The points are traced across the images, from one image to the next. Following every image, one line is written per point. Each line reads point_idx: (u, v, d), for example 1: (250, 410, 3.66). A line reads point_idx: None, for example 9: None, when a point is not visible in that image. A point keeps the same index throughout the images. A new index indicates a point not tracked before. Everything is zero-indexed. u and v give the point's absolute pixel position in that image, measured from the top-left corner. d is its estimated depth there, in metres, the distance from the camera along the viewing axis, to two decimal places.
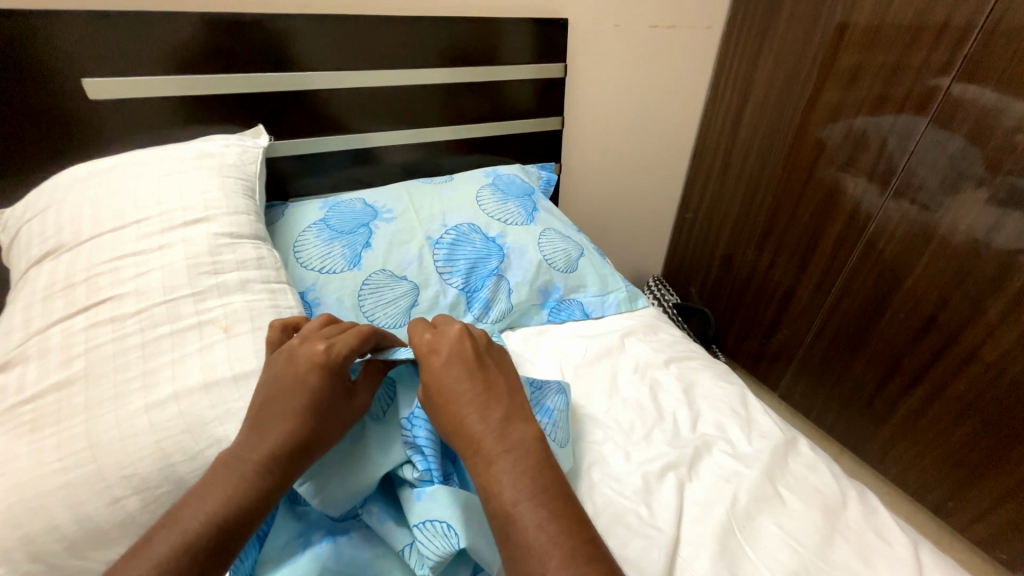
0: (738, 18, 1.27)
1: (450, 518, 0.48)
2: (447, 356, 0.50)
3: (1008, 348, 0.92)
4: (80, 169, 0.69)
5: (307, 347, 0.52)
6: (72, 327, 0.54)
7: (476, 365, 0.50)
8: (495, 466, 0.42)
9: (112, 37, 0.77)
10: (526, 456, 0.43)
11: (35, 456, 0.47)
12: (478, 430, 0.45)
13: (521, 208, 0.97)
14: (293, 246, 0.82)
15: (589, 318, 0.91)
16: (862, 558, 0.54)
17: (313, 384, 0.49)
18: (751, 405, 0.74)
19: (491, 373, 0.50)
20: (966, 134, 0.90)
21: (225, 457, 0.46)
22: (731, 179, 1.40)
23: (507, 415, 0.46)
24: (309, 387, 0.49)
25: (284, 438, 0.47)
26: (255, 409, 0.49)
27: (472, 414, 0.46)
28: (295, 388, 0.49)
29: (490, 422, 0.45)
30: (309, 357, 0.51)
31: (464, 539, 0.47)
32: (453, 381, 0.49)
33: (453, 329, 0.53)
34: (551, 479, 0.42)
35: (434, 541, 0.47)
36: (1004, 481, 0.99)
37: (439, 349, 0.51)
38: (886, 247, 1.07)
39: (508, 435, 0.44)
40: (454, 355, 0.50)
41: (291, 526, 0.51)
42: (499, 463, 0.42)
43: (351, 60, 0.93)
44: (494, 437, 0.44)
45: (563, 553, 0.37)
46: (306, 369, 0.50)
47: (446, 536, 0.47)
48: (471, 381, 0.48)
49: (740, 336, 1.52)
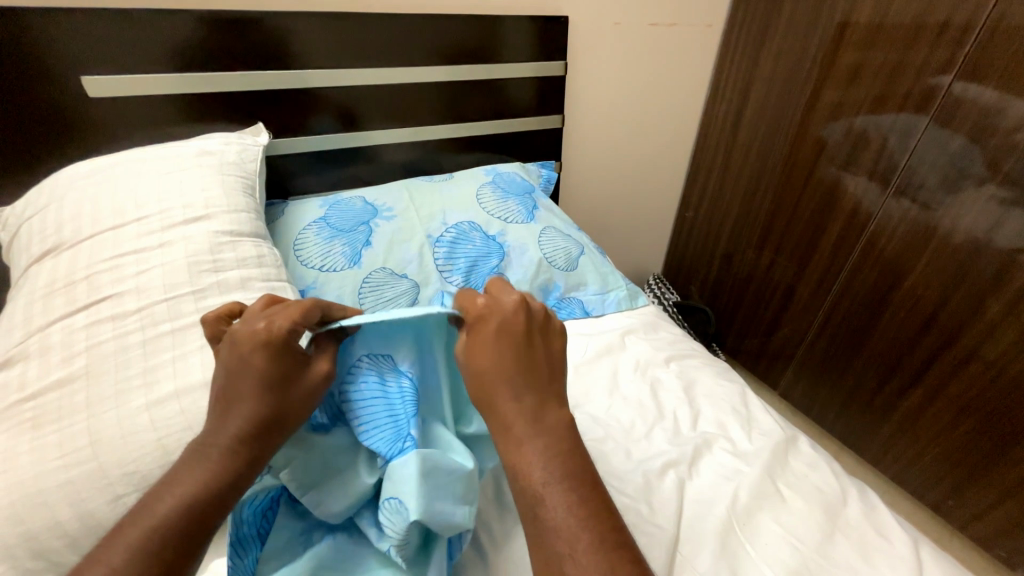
0: (739, 17, 1.27)
1: (401, 493, 0.47)
2: (497, 329, 0.47)
3: (1008, 346, 0.92)
4: (79, 166, 0.69)
5: (248, 327, 0.48)
6: (73, 325, 0.54)
7: (524, 342, 0.47)
8: (528, 445, 0.42)
9: (113, 35, 0.77)
10: (558, 443, 0.42)
11: (37, 453, 0.47)
12: (510, 412, 0.43)
13: (522, 206, 0.97)
14: (293, 244, 0.82)
15: (589, 316, 0.91)
16: (864, 556, 0.54)
17: (258, 365, 0.46)
18: (752, 403, 0.74)
19: (536, 355, 0.47)
20: (967, 133, 0.90)
21: (195, 446, 0.46)
22: (732, 177, 1.40)
23: (543, 402, 0.44)
24: (256, 368, 0.46)
25: (243, 425, 0.45)
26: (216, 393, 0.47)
27: (509, 393, 0.44)
28: (244, 372, 0.47)
29: (525, 404, 0.44)
30: (252, 337, 0.47)
31: (417, 512, 0.45)
32: (496, 356, 0.46)
33: (508, 300, 0.49)
34: (579, 466, 0.41)
35: (392, 518, 0.46)
36: (1004, 479, 0.99)
37: (491, 321, 0.48)
38: (887, 246, 1.07)
39: (542, 420, 0.43)
40: (503, 331, 0.47)
41: (293, 525, 0.51)
42: (530, 444, 0.42)
43: (352, 58, 0.93)
44: (528, 421, 0.43)
45: (578, 545, 0.37)
46: (250, 352, 0.47)
47: (398, 511, 0.46)
48: (513, 360, 0.46)
49: (740, 334, 1.52)
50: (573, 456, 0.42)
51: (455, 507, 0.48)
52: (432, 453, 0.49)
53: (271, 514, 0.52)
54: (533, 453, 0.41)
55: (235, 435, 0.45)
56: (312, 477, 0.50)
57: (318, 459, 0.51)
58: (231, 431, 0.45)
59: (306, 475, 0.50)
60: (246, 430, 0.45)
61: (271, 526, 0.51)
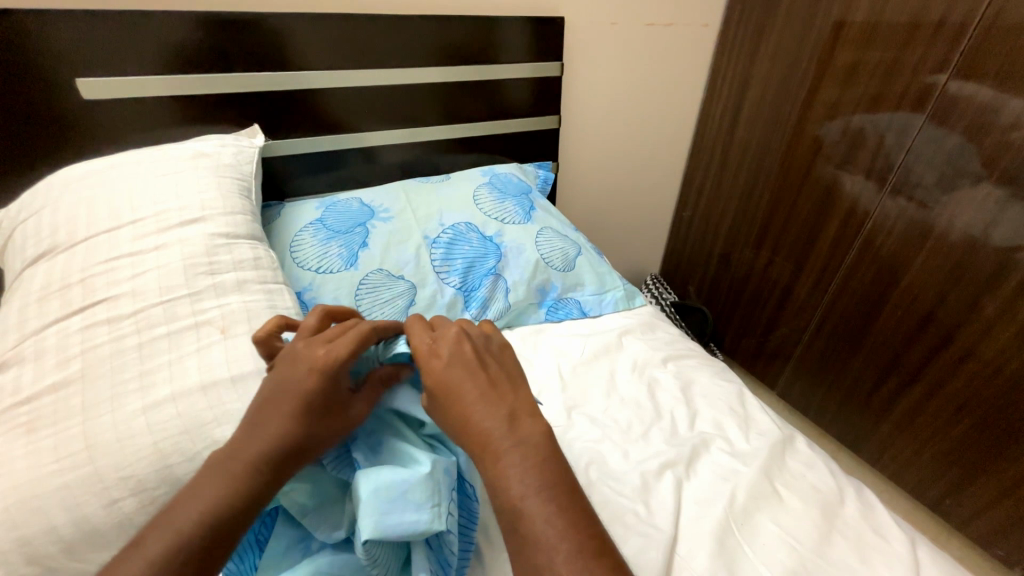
0: (736, 15, 1.27)
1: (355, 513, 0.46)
2: (449, 357, 0.47)
3: (1005, 344, 0.92)
4: (75, 169, 0.68)
5: (310, 350, 0.48)
6: (68, 328, 0.54)
7: (477, 363, 0.47)
8: (502, 461, 0.41)
9: (109, 38, 0.77)
10: (533, 453, 0.41)
11: (33, 457, 0.47)
12: (493, 421, 0.43)
13: (518, 207, 0.97)
14: (290, 246, 0.82)
15: (587, 317, 0.91)
16: (861, 556, 0.54)
17: (308, 387, 0.46)
18: (749, 403, 0.74)
19: (494, 371, 0.48)
20: (963, 131, 0.90)
21: None
22: (730, 175, 1.40)
23: (513, 412, 0.44)
24: (304, 390, 0.46)
25: (263, 440, 0.44)
26: (255, 413, 0.46)
27: (479, 410, 0.44)
28: (290, 393, 0.46)
29: None
30: (310, 361, 0.47)
31: (366, 533, 0.45)
32: (456, 380, 0.46)
33: (451, 330, 0.50)
34: (556, 474, 0.41)
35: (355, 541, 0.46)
36: (1003, 479, 1.00)
37: (439, 352, 0.48)
38: (884, 245, 1.07)
39: (516, 431, 0.42)
40: (455, 356, 0.48)
41: (291, 533, 0.51)
42: (507, 458, 0.41)
43: (347, 60, 0.93)
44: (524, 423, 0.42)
45: (557, 557, 0.36)
46: (306, 375, 0.47)
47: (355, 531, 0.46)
48: (473, 380, 0.46)
49: (738, 333, 1.52)
50: (551, 466, 0.41)
51: (415, 515, 0.47)
52: (378, 471, 0.49)
53: (269, 520, 0.52)
54: (506, 467, 0.41)
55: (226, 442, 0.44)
56: (311, 501, 0.50)
57: (319, 484, 0.52)
58: (258, 449, 0.44)
59: (309, 498, 0.50)
60: (271, 448, 0.44)
61: (270, 532, 0.51)
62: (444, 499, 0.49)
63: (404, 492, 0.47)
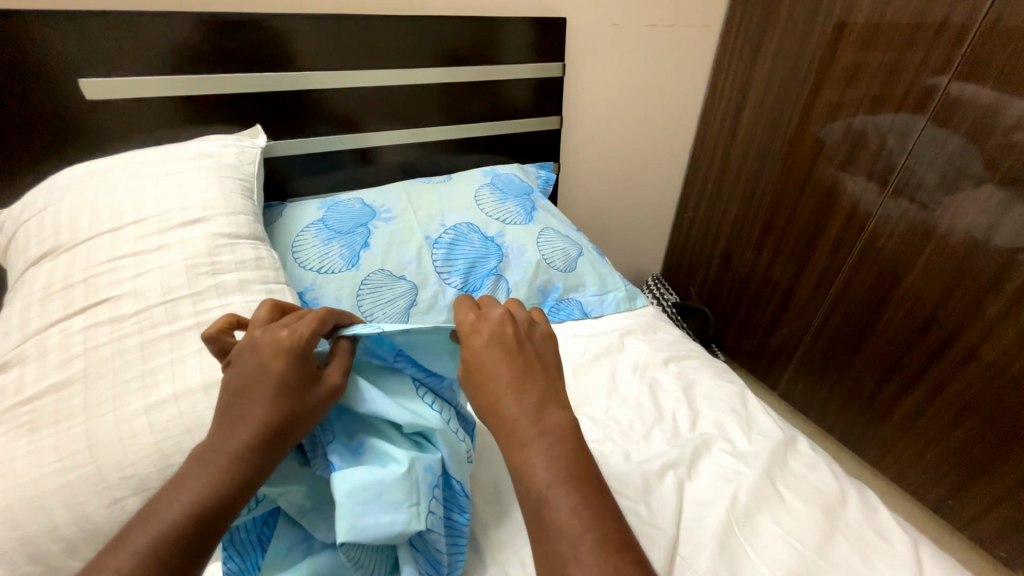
0: (738, 16, 1.27)
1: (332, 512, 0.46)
2: (488, 336, 0.48)
3: (1007, 346, 0.92)
4: (78, 169, 0.68)
5: (270, 335, 0.47)
6: (70, 327, 0.54)
7: (515, 348, 0.48)
8: (505, 460, 0.41)
9: (112, 38, 0.77)
10: (562, 443, 0.41)
11: (35, 456, 0.47)
12: (494, 421, 0.43)
13: (520, 207, 0.97)
14: (292, 246, 0.82)
15: (588, 318, 0.91)
16: (862, 557, 0.54)
17: (278, 368, 0.46)
18: (751, 404, 0.74)
19: (530, 358, 0.47)
20: (964, 133, 0.90)
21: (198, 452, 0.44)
22: (731, 176, 1.40)
23: (543, 401, 0.44)
24: (274, 372, 0.46)
25: (265, 439, 0.44)
26: (227, 403, 0.46)
27: (508, 395, 0.44)
28: (261, 377, 0.46)
29: (525, 406, 0.43)
30: (275, 343, 0.47)
31: (342, 535, 0.44)
32: (490, 361, 0.46)
33: (498, 311, 0.51)
34: (583, 465, 0.40)
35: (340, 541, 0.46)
36: (1005, 480, 0.99)
37: (482, 330, 0.49)
38: (885, 246, 1.07)
39: (543, 419, 0.42)
40: (494, 336, 0.48)
41: (293, 533, 0.51)
42: (533, 445, 0.41)
43: (349, 61, 0.93)
44: (526, 422, 0.42)
45: (581, 549, 0.36)
46: (270, 359, 0.46)
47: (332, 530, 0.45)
48: (508, 363, 0.46)
49: (740, 334, 1.52)
50: (578, 457, 0.41)
51: (392, 517, 0.46)
52: (356, 470, 0.47)
53: (272, 520, 0.52)
54: (509, 467, 0.40)
55: (232, 441, 0.44)
56: (307, 502, 0.51)
57: (317, 486, 0.51)
58: (241, 437, 0.44)
59: (306, 498, 0.50)
60: (256, 437, 0.44)
61: (272, 532, 0.51)
62: (422, 499, 0.49)
63: (380, 492, 0.47)
